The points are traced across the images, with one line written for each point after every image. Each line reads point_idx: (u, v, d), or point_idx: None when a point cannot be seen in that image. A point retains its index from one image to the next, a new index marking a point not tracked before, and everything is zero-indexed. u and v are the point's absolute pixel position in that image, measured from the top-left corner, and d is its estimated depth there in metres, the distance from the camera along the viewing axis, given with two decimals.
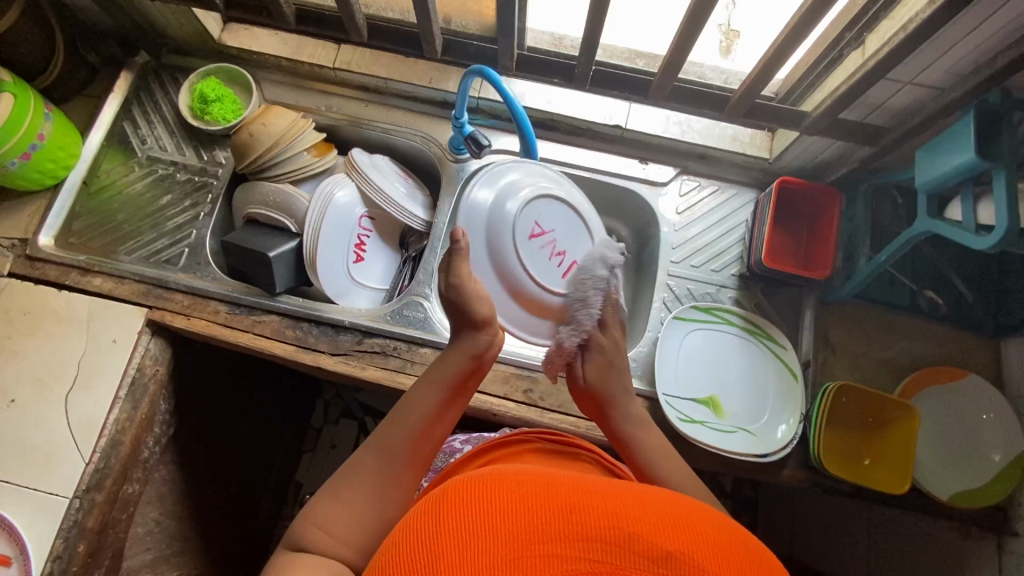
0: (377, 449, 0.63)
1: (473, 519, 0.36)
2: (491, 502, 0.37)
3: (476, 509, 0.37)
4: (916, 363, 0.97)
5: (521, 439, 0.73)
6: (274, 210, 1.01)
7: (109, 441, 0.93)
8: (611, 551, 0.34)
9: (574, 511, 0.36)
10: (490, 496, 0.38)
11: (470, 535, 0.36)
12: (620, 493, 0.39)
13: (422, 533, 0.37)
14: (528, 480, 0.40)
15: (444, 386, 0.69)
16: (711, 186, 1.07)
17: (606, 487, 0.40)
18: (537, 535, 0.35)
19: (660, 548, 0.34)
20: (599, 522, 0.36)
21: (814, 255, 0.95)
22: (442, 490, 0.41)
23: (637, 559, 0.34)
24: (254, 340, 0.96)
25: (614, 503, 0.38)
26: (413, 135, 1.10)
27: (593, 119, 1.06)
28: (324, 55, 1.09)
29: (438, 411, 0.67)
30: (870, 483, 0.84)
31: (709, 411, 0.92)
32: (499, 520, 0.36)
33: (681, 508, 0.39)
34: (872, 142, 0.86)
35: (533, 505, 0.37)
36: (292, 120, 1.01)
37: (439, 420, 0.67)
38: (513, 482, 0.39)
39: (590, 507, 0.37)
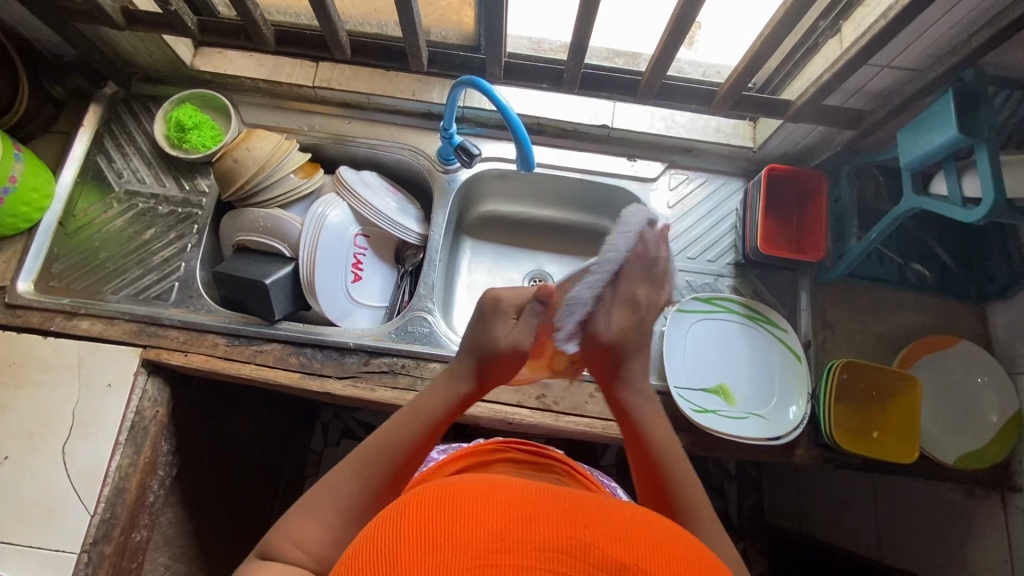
0: (354, 472, 0.58)
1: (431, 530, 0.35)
2: (455, 511, 0.36)
3: (435, 520, 0.35)
4: (910, 334, 1.00)
5: (492, 448, 0.75)
6: (265, 236, 0.98)
7: (113, 489, 0.90)
8: (568, 564, 0.33)
9: (533, 521, 0.36)
10: (456, 504, 0.37)
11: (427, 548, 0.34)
12: (584, 507, 0.39)
13: (380, 549, 0.35)
14: (491, 488, 0.39)
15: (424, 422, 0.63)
16: (699, 178, 1.09)
17: (567, 499, 0.39)
18: (496, 545, 0.34)
19: (615, 559, 0.34)
20: (556, 532, 0.35)
21: (806, 238, 0.98)
22: (401, 503, 0.39)
23: (598, 571, 0.34)
24: (258, 371, 0.93)
25: (572, 513, 0.37)
26: (400, 149, 1.08)
27: (579, 121, 1.07)
28: (303, 74, 1.07)
29: (419, 440, 0.62)
30: (882, 456, 0.86)
31: (720, 399, 0.94)
32: (458, 530, 0.34)
33: (635, 519, 0.39)
34: (855, 125, 0.88)
35: (492, 514, 0.36)
36: (277, 142, 0.99)
37: (421, 448, 0.62)
38: (480, 490, 0.38)
39: (547, 518, 0.36)
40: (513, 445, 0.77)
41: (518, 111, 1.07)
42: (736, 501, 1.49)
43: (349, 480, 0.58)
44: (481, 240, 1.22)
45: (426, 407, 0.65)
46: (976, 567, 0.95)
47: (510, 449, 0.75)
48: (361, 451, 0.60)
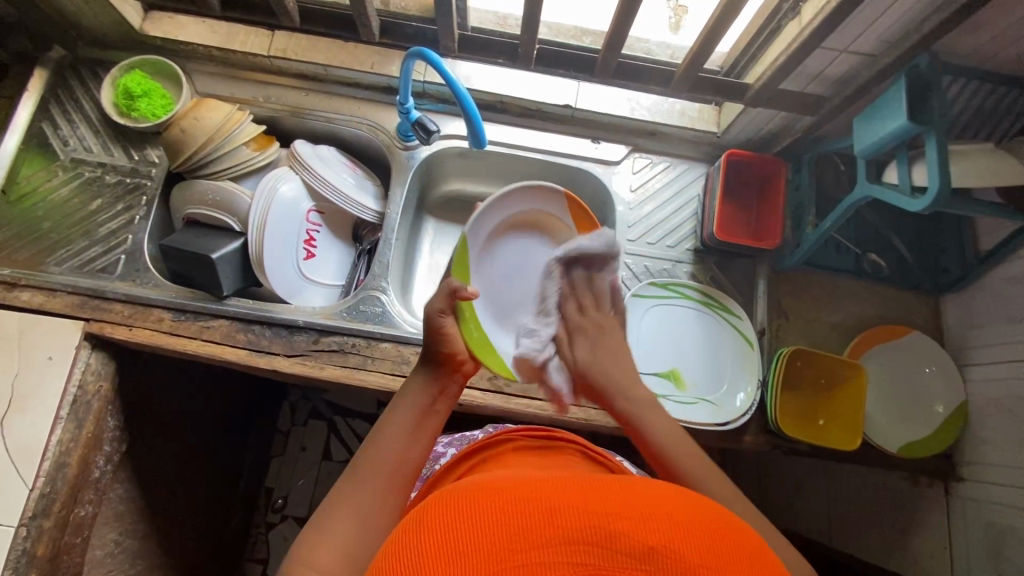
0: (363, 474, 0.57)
1: (457, 537, 0.36)
2: (472, 516, 0.38)
3: (456, 527, 0.37)
4: (864, 324, 1.01)
5: (505, 438, 0.75)
6: (214, 210, 0.96)
7: (53, 464, 0.88)
8: (599, 552, 0.35)
9: (555, 516, 0.37)
10: (473, 508, 0.38)
11: (453, 553, 0.35)
12: (606, 492, 0.40)
13: (405, 556, 0.37)
14: (506, 487, 0.40)
15: (416, 408, 0.64)
16: (662, 162, 1.08)
17: (583, 486, 0.41)
18: (518, 544, 0.35)
19: (640, 543, 0.35)
20: (581, 525, 0.36)
21: (764, 226, 0.97)
22: (422, 512, 0.41)
23: (627, 557, 0.35)
24: (204, 347, 0.91)
25: (592, 501, 0.39)
26: (359, 124, 1.06)
27: (543, 100, 1.05)
28: (257, 42, 1.03)
29: (418, 426, 0.63)
30: (828, 443, 0.87)
31: (670, 384, 0.94)
32: (482, 532, 0.36)
33: (657, 496, 0.41)
34: (814, 111, 0.87)
35: (514, 514, 0.37)
36: (227, 113, 0.96)
37: (420, 435, 0.62)
38: (493, 491, 0.40)
39: (570, 510, 0.37)
40: (524, 435, 0.77)
41: (480, 87, 1.04)
42: None
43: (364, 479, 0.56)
44: (444, 220, 1.20)
45: (415, 394, 0.66)
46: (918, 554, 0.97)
47: (520, 437, 0.75)
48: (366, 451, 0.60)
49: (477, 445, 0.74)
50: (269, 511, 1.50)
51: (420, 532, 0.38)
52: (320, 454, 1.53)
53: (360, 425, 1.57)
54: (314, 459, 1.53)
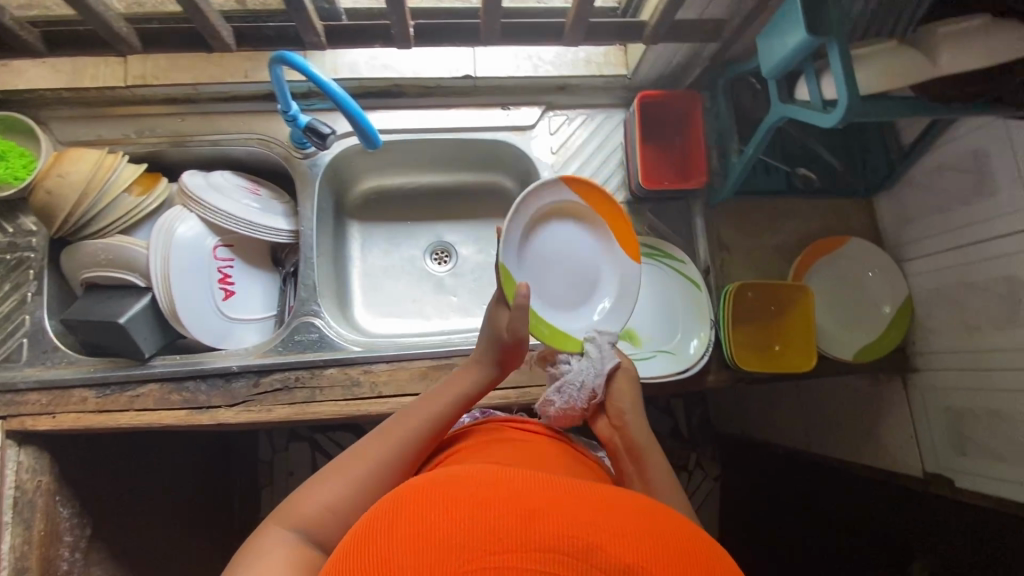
0: (389, 437, 0.64)
1: (432, 528, 0.36)
2: (448, 509, 0.37)
3: (432, 519, 0.36)
4: (805, 240, 1.00)
5: (505, 425, 0.73)
6: (111, 269, 0.88)
7: (13, 571, 0.84)
8: (572, 566, 0.33)
9: (535, 521, 0.36)
10: (452, 501, 0.38)
11: (425, 545, 0.35)
12: (593, 501, 0.39)
13: (381, 537, 0.36)
14: (489, 486, 0.39)
15: (460, 397, 0.71)
16: (579, 116, 1.03)
17: (574, 494, 0.40)
18: (494, 548, 0.34)
19: (619, 561, 0.34)
20: (560, 532, 0.35)
21: (690, 163, 0.93)
22: (404, 493, 0.40)
23: (601, 573, 0.33)
24: (139, 417, 0.86)
25: (575, 510, 0.37)
26: (249, 140, 0.97)
27: (439, 75, 0.97)
28: (111, 73, 0.93)
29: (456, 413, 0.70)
30: (785, 368, 0.88)
31: (627, 343, 0.94)
32: (456, 528, 0.35)
33: (643, 514, 0.40)
34: (716, 38, 0.83)
35: (490, 515, 0.36)
36: (95, 161, 0.86)
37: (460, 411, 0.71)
38: (474, 489, 0.39)
39: (549, 516, 0.36)
40: (510, 425, 0.74)
41: (369, 76, 0.96)
42: (684, 416, 1.58)
43: (390, 431, 0.65)
44: (370, 221, 1.14)
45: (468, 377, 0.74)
46: (887, 446, 1.02)
47: (507, 428, 0.73)
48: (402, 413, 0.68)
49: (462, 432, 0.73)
50: None
51: (395, 513, 0.38)
52: (309, 475, 1.51)
53: (343, 436, 1.54)
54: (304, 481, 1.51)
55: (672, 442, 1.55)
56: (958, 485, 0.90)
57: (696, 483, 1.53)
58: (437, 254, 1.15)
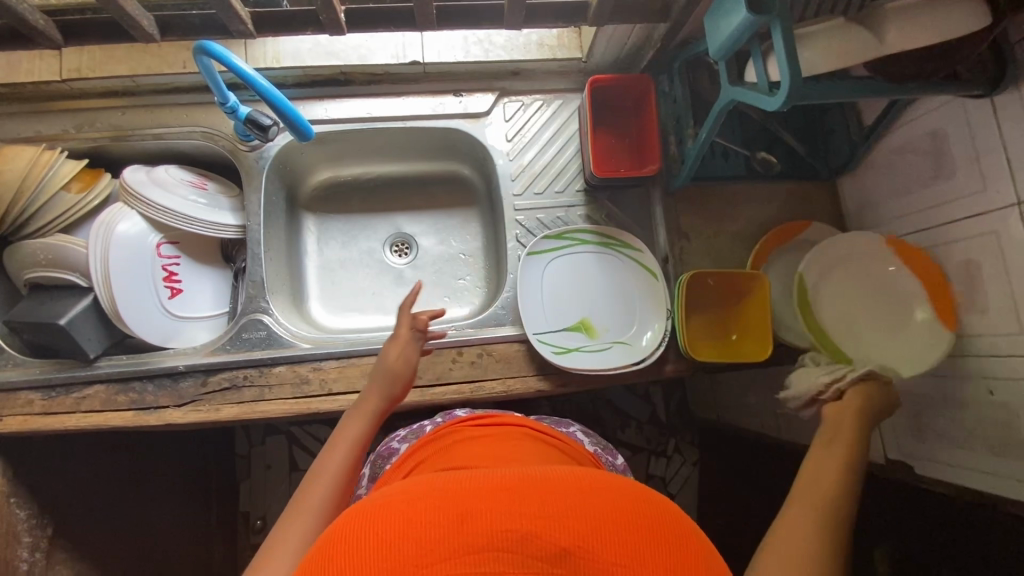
0: (301, 521, 0.56)
1: (370, 554, 0.38)
2: (382, 532, 0.39)
3: (367, 547, 0.38)
4: (767, 226, 0.98)
5: (451, 428, 0.75)
6: (51, 269, 0.86)
7: None
8: (505, 558, 0.37)
9: (465, 521, 0.39)
10: (386, 522, 0.40)
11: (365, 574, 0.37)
12: (521, 486, 0.43)
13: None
14: (420, 498, 0.42)
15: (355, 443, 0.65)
16: (535, 102, 1.00)
17: (491, 483, 0.43)
18: (429, 558, 0.37)
19: (549, 544, 0.37)
20: (490, 528, 0.38)
21: (644, 150, 0.90)
22: (338, 527, 0.42)
23: (534, 559, 0.37)
24: (85, 419, 0.85)
25: (503, 501, 0.41)
26: (193, 133, 0.94)
27: (385, 62, 0.94)
28: (47, 67, 0.90)
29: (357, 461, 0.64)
30: (742, 359, 0.86)
31: (582, 335, 0.91)
32: (392, 550, 0.38)
33: (568, 485, 0.44)
34: (664, 18, 0.79)
35: (424, 527, 0.39)
36: (32, 157, 0.85)
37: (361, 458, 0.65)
38: (406, 503, 0.41)
39: (479, 515, 0.39)
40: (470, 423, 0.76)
41: (312, 64, 0.93)
42: (662, 402, 1.57)
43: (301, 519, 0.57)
44: (328, 214, 1.12)
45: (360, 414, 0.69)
46: None
47: (463, 427, 0.74)
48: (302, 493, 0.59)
49: (421, 445, 0.74)
50: (251, 534, 1.48)
51: (327, 559, 0.39)
52: (286, 468, 1.51)
53: (319, 429, 1.53)
54: (281, 475, 1.51)
55: (650, 429, 1.55)
56: (917, 473, 0.87)
57: (674, 469, 1.52)
58: (397, 246, 1.13)
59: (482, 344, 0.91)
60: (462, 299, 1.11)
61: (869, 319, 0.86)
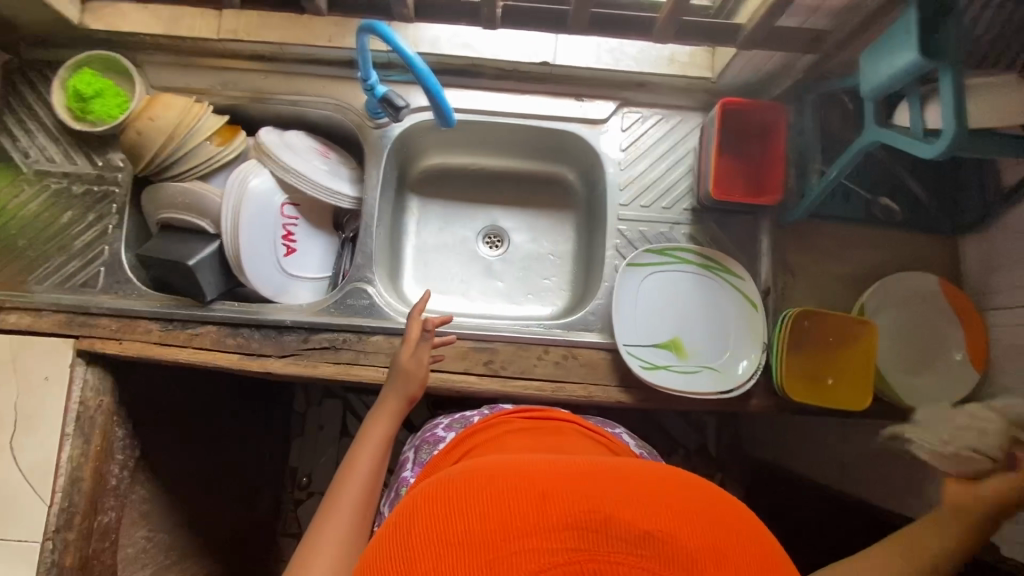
0: (343, 510, 0.68)
1: (453, 524, 0.40)
2: (466, 506, 0.41)
3: (451, 517, 0.40)
4: (876, 273, 0.95)
5: (497, 419, 0.78)
6: (186, 212, 0.92)
7: (68, 479, 0.90)
8: (592, 538, 0.38)
9: (548, 501, 0.40)
10: (467, 497, 0.42)
11: (451, 542, 0.39)
12: (601, 476, 0.44)
13: (402, 544, 0.40)
14: (500, 476, 0.44)
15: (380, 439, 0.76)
16: (653, 116, 1.00)
17: (567, 470, 0.45)
18: (514, 532, 0.38)
19: (638, 530, 0.39)
20: (575, 510, 0.39)
21: (766, 179, 0.89)
22: (415, 502, 0.44)
23: (623, 542, 0.38)
24: (195, 354, 0.91)
25: (585, 487, 0.42)
26: (325, 104, 0.99)
27: (517, 59, 0.97)
28: (205, 25, 0.96)
29: (382, 455, 0.75)
30: (836, 404, 0.84)
31: (672, 354, 0.91)
32: (476, 523, 0.39)
33: (646, 480, 0.44)
34: (815, 49, 0.78)
35: (508, 504, 0.40)
36: (184, 107, 0.90)
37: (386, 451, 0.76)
38: (487, 481, 0.43)
39: (562, 496, 0.41)
40: (518, 416, 0.79)
41: (448, 53, 0.97)
42: (714, 434, 1.55)
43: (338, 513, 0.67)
44: (430, 197, 1.16)
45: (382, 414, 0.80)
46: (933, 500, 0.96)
47: (510, 418, 0.78)
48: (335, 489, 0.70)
49: (470, 430, 0.76)
50: (296, 489, 1.54)
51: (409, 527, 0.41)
52: (339, 433, 1.56)
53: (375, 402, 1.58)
54: (333, 439, 1.56)
55: (698, 458, 1.52)
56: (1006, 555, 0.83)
57: None
58: (489, 238, 1.15)
59: (570, 346, 0.92)
60: (545, 299, 1.12)
61: (921, 362, 0.91)
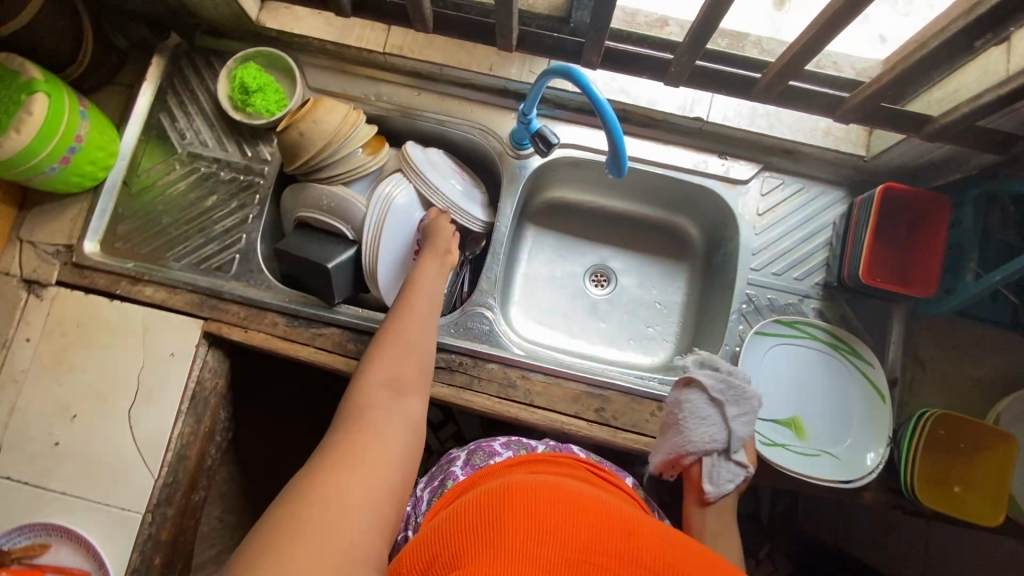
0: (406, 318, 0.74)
1: (548, 518, 0.46)
2: (562, 513, 0.47)
3: (549, 514, 0.46)
4: (1012, 382, 0.91)
5: (565, 459, 0.73)
6: (329, 216, 0.94)
7: (175, 456, 0.91)
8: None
9: (632, 543, 0.46)
10: (564, 508, 0.48)
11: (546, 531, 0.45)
12: (678, 544, 0.48)
13: (498, 516, 0.46)
14: (592, 508, 0.49)
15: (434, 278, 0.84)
16: (795, 184, 0.99)
17: (646, 524, 0.50)
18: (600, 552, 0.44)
19: None
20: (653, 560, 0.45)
21: (915, 270, 0.87)
22: (513, 489, 0.50)
23: None
24: (315, 354, 0.92)
25: (663, 547, 0.47)
26: (470, 128, 1.01)
27: (669, 110, 0.97)
28: (374, 38, 1.00)
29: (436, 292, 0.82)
30: (962, 514, 0.81)
31: (791, 433, 0.89)
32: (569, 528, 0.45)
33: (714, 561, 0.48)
34: (1002, 150, 0.75)
35: (598, 532, 0.46)
36: (344, 114, 0.92)
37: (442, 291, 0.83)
38: (579, 505, 0.49)
39: (642, 544, 0.46)
40: (587, 466, 0.74)
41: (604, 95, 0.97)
42: None
43: (387, 358, 0.68)
44: (545, 228, 1.16)
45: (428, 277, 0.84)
46: None
47: (579, 465, 0.72)
48: (374, 352, 0.70)
49: (534, 456, 0.71)
50: None
51: (509, 505, 0.47)
52: None
53: None
54: None
55: None
56: None
57: None
58: (596, 277, 1.15)
59: None
60: (647, 348, 1.10)
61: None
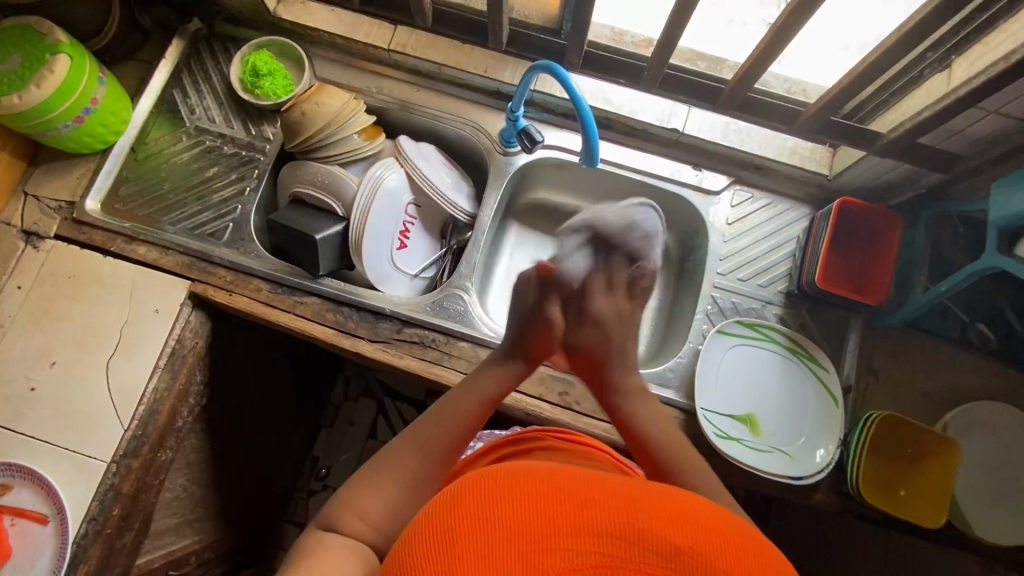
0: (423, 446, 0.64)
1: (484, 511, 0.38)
2: (501, 500, 0.38)
3: (484, 508, 0.38)
4: (961, 397, 0.95)
5: (532, 436, 0.74)
6: (321, 191, 1.00)
7: (147, 409, 0.93)
8: (624, 546, 0.35)
9: (587, 506, 0.37)
10: (500, 492, 0.39)
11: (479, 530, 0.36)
12: (645, 494, 0.40)
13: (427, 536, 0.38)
14: (539, 478, 0.41)
15: (477, 397, 0.71)
16: (763, 199, 1.05)
17: (607, 484, 0.41)
18: (547, 529, 0.36)
19: (669, 543, 0.35)
20: (607, 517, 0.37)
21: (869, 280, 0.93)
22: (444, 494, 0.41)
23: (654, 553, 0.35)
24: (294, 320, 0.96)
25: (623, 500, 0.39)
26: (464, 125, 1.07)
27: (649, 119, 1.04)
28: (379, 35, 1.07)
29: (474, 413, 0.70)
30: (909, 517, 0.83)
31: (746, 429, 0.92)
32: (508, 513, 0.37)
33: (686, 502, 0.41)
34: (945, 169, 0.84)
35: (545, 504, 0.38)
36: (346, 100, 0.99)
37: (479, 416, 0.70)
38: (522, 477, 0.41)
39: (596, 504, 0.38)
40: (552, 434, 0.77)
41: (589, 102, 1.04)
42: None
43: (388, 475, 0.61)
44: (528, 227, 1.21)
45: (466, 393, 0.72)
46: None
47: (549, 437, 0.74)
48: (378, 468, 0.62)
49: (510, 437, 0.75)
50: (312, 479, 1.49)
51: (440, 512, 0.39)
52: (367, 433, 1.51)
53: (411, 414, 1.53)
54: (360, 437, 1.51)
55: None
56: None
57: None
58: None
59: None
60: None
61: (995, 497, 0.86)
